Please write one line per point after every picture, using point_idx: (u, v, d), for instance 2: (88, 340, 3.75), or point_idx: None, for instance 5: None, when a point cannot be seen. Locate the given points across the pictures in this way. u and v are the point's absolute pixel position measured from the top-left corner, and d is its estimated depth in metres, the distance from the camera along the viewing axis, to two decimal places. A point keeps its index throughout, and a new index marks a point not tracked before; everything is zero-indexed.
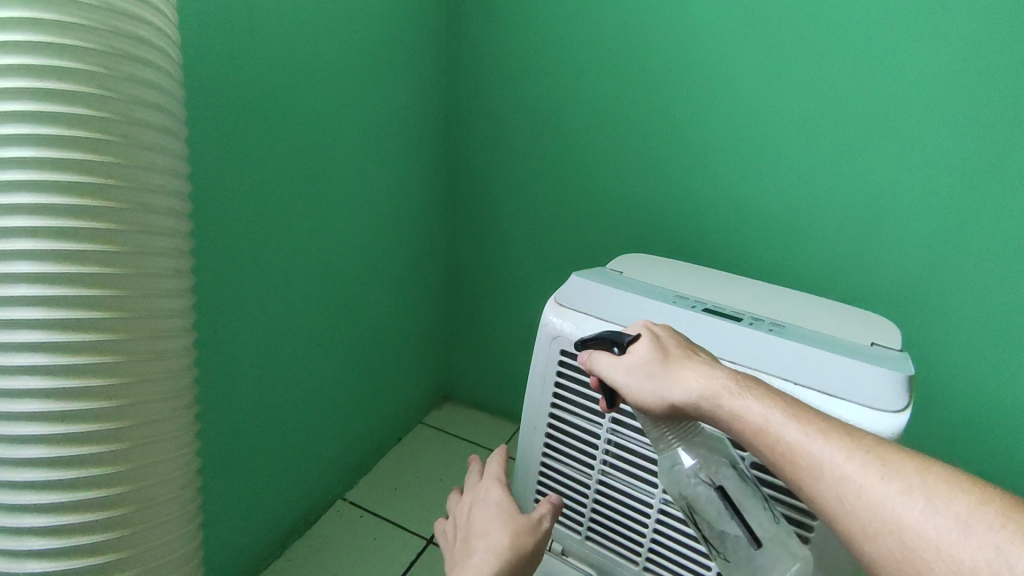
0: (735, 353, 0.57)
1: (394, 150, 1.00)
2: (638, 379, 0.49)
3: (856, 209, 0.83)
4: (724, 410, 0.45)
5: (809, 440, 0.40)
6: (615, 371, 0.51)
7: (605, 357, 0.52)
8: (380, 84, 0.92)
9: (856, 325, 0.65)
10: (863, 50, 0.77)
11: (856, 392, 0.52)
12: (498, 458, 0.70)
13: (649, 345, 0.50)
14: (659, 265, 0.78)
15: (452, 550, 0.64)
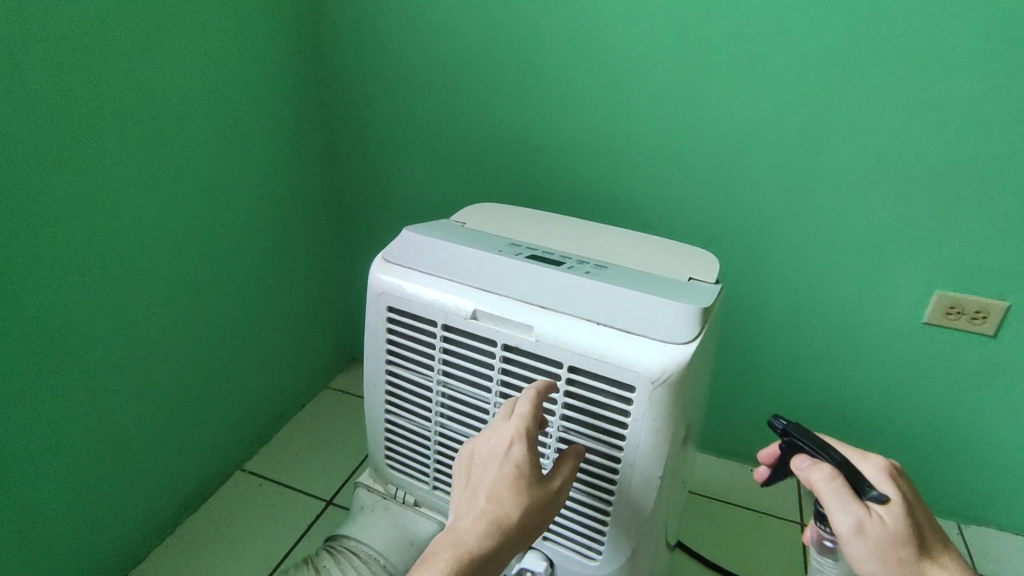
0: (547, 298, 0.58)
1: (243, 106, 0.98)
2: (875, 545, 0.50)
3: (710, 154, 0.90)
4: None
5: None
6: (849, 521, 0.51)
7: (848, 500, 0.51)
8: (218, 42, 0.91)
9: (678, 261, 0.67)
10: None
11: (651, 328, 0.54)
12: (537, 396, 0.54)
13: (907, 517, 0.51)
14: (504, 212, 0.78)
15: (457, 484, 0.54)
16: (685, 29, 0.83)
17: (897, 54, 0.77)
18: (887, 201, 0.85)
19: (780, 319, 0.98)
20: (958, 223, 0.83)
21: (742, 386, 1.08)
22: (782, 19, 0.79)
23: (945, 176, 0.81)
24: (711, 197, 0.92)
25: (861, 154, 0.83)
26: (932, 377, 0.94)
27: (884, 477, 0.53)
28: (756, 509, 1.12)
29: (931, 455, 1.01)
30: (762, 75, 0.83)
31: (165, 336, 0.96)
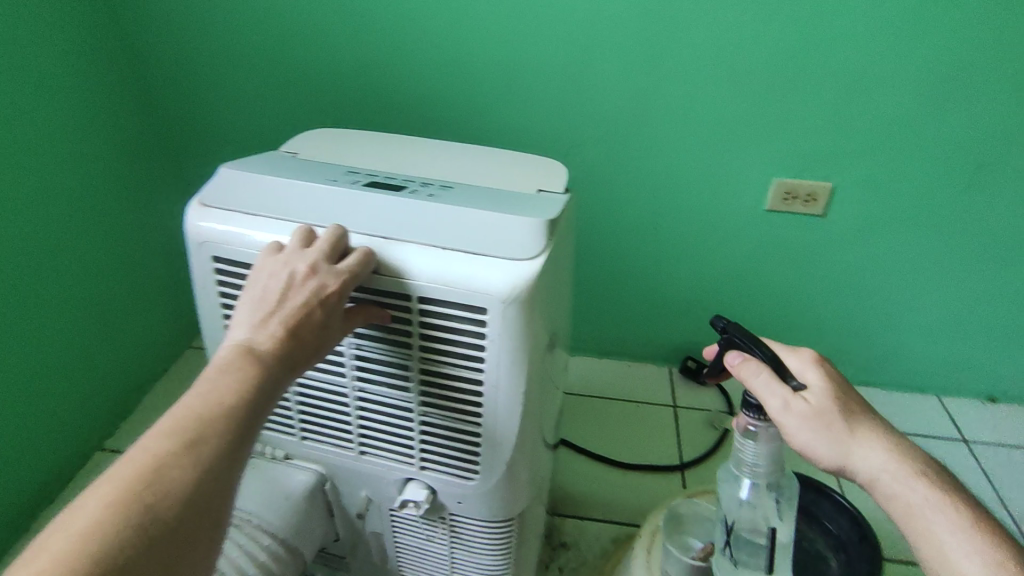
0: (388, 226, 0.54)
1: (15, 30, 0.80)
2: (804, 422, 0.53)
3: (560, 61, 0.92)
4: (847, 460, 0.53)
5: (937, 508, 0.51)
6: (776, 401, 0.54)
7: (775, 385, 0.54)
8: None
9: (526, 174, 0.65)
10: None
11: (498, 247, 0.52)
12: (364, 265, 0.51)
13: (828, 396, 0.54)
14: (340, 137, 0.71)
15: (245, 297, 0.50)
16: None
17: None
18: (713, 96, 0.95)
19: (636, 215, 1.08)
20: (769, 110, 0.96)
21: (609, 280, 1.18)
22: None
23: (759, 69, 0.92)
24: (566, 106, 0.96)
25: (690, 54, 0.91)
26: (761, 248, 1.11)
27: (808, 363, 0.56)
28: (636, 399, 1.24)
29: (764, 313, 1.20)
30: None
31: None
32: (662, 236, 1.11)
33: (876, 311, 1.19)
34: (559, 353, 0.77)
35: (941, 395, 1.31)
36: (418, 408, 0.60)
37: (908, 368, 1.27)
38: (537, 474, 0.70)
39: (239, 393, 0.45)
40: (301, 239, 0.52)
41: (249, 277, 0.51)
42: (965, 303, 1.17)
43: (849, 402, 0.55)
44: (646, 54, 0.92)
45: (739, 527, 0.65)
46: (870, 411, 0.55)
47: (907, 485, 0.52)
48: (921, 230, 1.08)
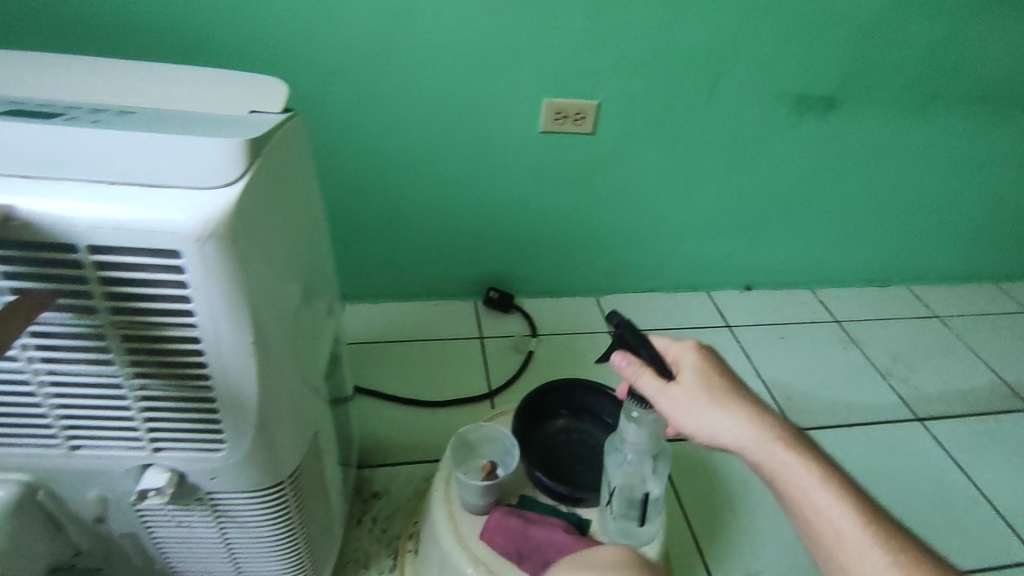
0: (32, 163, 0.43)
1: None
2: (675, 404, 0.58)
3: None
4: (719, 435, 0.57)
5: (796, 470, 0.53)
6: (652, 388, 0.59)
7: (649, 376, 0.59)
8: None
9: (236, 94, 0.56)
10: None
11: (184, 176, 0.44)
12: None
13: (699, 378, 0.58)
14: None
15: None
16: None
17: None
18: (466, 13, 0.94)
19: (412, 143, 1.06)
20: (523, 28, 0.97)
21: (398, 215, 1.15)
22: None
23: None
24: (315, 22, 0.91)
25: None
26: (539, 170, 1.15)
27: (688, 350, 0.60)
28: (442, 336, 1.24)
29: (551, 234, 1.26)
30: None
31: None
32: (441, 165, 1.10)
33: (646, 221, 1.29)
34: (318, 298, 0.71)
35: (710, 291, 1.48)
36: (131, 385, 0.50)
37: (679, 273, 1.42)
38: (305, 431, 0.64)
39: None
40: None
41: None
42: (719, 205, 1.31)
43: (720, 382, 0.58)
44: None
45: (623, 492, 0.70)
46: (742, 389, 0.59)
47: (769, 452, 0.54)
48: (676, 138, 1.17)
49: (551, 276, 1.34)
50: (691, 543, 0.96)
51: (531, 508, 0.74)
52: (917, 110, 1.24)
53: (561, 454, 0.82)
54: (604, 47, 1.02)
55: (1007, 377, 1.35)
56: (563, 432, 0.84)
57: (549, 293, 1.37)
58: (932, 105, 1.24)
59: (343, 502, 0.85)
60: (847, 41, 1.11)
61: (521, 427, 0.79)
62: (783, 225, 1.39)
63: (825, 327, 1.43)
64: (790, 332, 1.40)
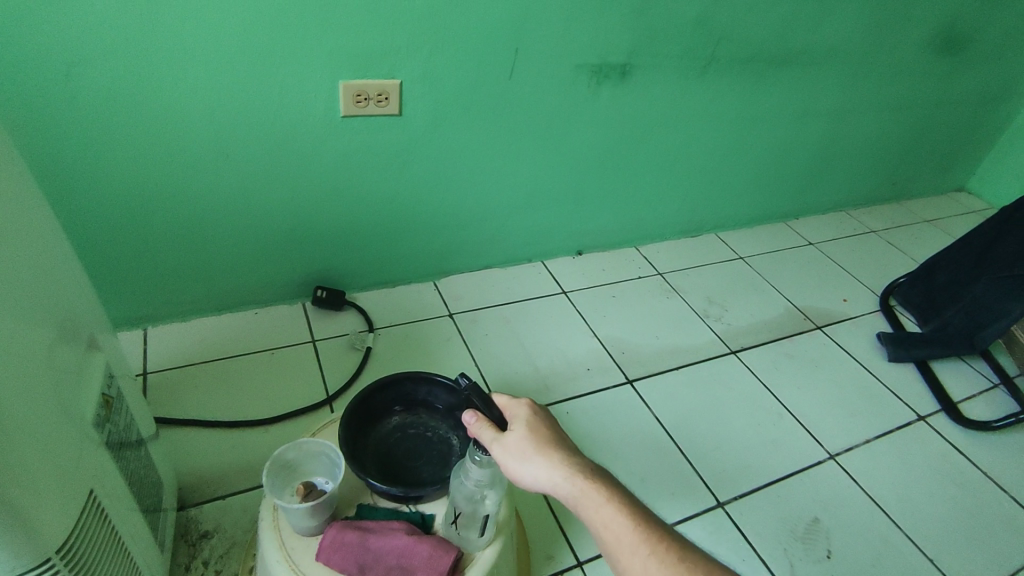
0: None
1: None
2: (505, 451, 0.59)
3: None
4: (537, 480, 0.58)
5: (593, 498, 0.55)
6: (489, 437, 0.61)
7: (488, 428, 0.61)
8: None
9: None
10: None
11: None
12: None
13: (529, 427, 0.60)
14: None
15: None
16: None
17: None
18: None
19: (194, 143, 0.94)
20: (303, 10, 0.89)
21: (194, 223, 1.03)
22: None
23: None
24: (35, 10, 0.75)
25: None
26: (347, 159, 1.08)
27: (523, 407, 0.63)
28: (268, 347, 1.14)
29: (374, 225, 1.20)
30: None
31: None
32: (235, 163, 0.99)
33: (470, 200, 1.28)
34: (76, 333, 0.60)
35: (544, 260, 1.52)
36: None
37: (512, 247, 1.44)
38: (76, 490, 0.55)
39: None
40: None
41: None
42: (538, 177, 1.33)
43: (547, 434, 0.60)
44: None
45: (465, 519, 0.66)
46: (567, 442, 0.60)
47: (577, 491, 0.56)
48: (486, 115, 1.16)
49: (382, 267, 1.29)
50: (545, 504, 0.97)
51: (371, 516, 0.68)
52: (698, 73, 1.35)
53: (397, 453, 0.77)
54: (396, 24, 0.97)
55: (799, 304, 1.54)
56: (398, 430, 0.80)
57: (383, 284, 1.32)
58: (710, 69, 1.35)
59: (159, 552, 0.75)
60: (630, 11, 1.16)
61: (351, 436, 0.73)
62: (600, 190, 1.45)
63: (650, 281, 1.54)
64: (620, 291, 1.48)
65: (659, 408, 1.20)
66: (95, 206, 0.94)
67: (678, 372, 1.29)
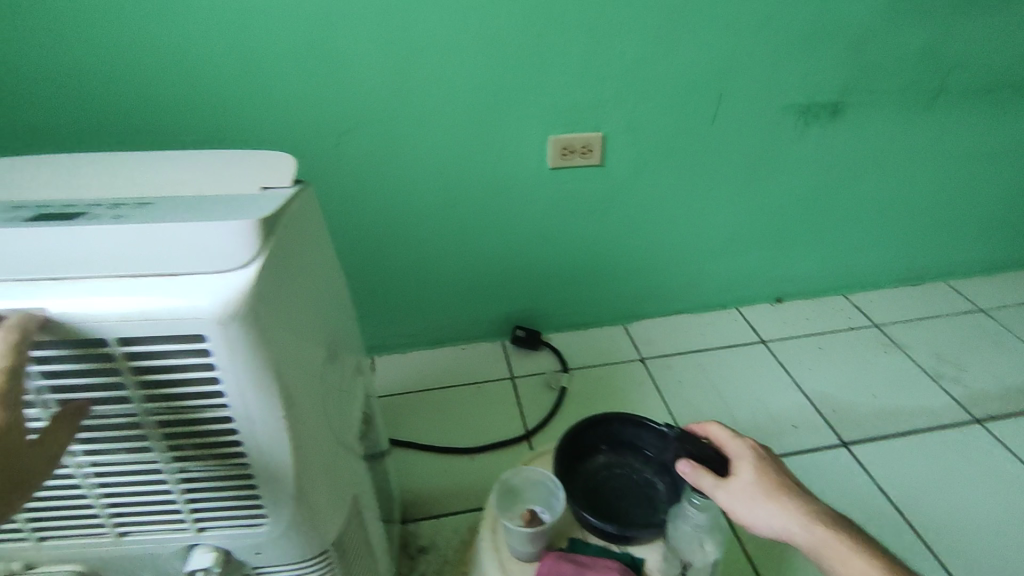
0: (56, 260, 0.44)
1: None
2: (731, 497, 0.58)
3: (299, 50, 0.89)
4: (772, 529, 0.55)
5: (840, 548, 0.51)
6: (710, 484, 0.59)
7: (706, 474, 0.60)
8: None
9: (246, 171, 0.57)
10: None
11: (199, 260, 0.45)
12: (19, 347, 0.40)
13: (753, 471, 0.58)
14: (12, 168, 0.58)
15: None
16: None
17: None
18: (467, 67, 0.96)
19: (425, 196, 1.08)
20: (524, 75, 0.99)
21: (419, 266, 1.17)
22: None
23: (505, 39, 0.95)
24: (321, 95, 0.93)
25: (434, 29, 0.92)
26: (552, 207, 1.15)
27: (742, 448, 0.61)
28: (474, 380, 1.24)
29: (573, 268, 1.26)
30: None
31: None
32: (457, 212, 1.12)
33: (664, 245, 1.28)
34: (346, 358, 0.71)
35: (739, 307, 1.46)
36: (173, 470, 0.51)
37: (705, 292, 1.40)
38: (346, 493, 0.64)
39: None
40: None
41: None
42: (736, 221, 1.29)
43: (774, 477, 0.58)
44: (392, 34, 0.90)
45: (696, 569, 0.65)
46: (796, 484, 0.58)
47: (820, 543, 0.52)
48: (686, 160, 1.17)
49: (576, 309, 1.34)
50: (749, 566, 0.91)
51: (583, 551, 0.70)
52: (925, 105, 1.22)
53: (605, 491, 0.79)
54: (604, 80, 1.03)
55: None
56: (605, 469, 0.81)
57: (576, 326, 1.37)
58: (939, 100, 1.22)
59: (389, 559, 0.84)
60: (846, 46, 1.10)
61: (563, 468, 0.77)
62: (804, 233, 1.36)
63: (864, 332, 1.39)
64: (828, 342, 1.36)
65: (883, 476, 1.06)
66: (345, 252, 1.11)
67: (902, 437, 1.14)
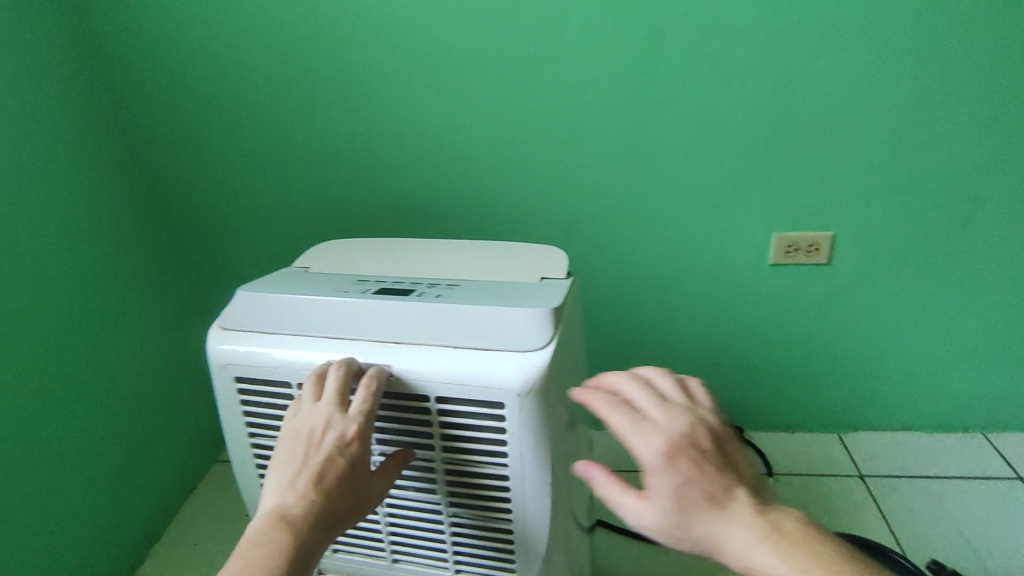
0: (398, 327, 0.56)
1: (73, 186, 0.93)
2: None
3: (549, 154, 1.01)
4: None
5: None
6: None
7: None
8: (37, 137, 0.87)
9: (527, 262, 0.67)
10: (507, 32, 0.93)
11: (505, 338, 0.53)
12: (375, 396, 0.53)
13: None
14: (349, 247, 0.75)
15: (275, 460, 0.53)
16: (503, 49, 0.94)
17: (678, 45, 0.92)
18: (699, 169, 1.02)
19: (644, 286, 1.13)
20: (755, 177, 1.02)
21: (627, 349, 1.21)
22: (574, 31, 0.92)
23: (739, 145, 0.99)
24: (560, 193, 1.04)
25: (671, 138, 0.99)
26: (770, 305, 1.14)
27: None
28: None
29: (784, 366, 1.21)
30: (575, 81, 0.96)
31: (13, 458, 0.85)
32: (671, 302, 1.15)
33: (894, 352, 1.18)
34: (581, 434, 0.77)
35: (987, 433, 1.26)
36: (448, 512, 0.59)
37: (941, 411, 1.25)
38: (575, 564, 0.68)
39: (271, 566, 0.47)
40: (315, 386, 0.54)
41: (280, 438, 0.54)
42: (985, 334, 1.15)
43: None
44: (632, 141, 1.00)
45: None
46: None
47: None
48: (925, 264, 1.09)
49: (785, 410, 1.27)
50: None
51: None
52: None
53: None
54: (838, 182, 1.02)
55: None
56: None
57: (782, 428, 1.29)
58: None
59: None
60: None
61: None
62: None
63: None
64: None
65: None
66: None
67: None
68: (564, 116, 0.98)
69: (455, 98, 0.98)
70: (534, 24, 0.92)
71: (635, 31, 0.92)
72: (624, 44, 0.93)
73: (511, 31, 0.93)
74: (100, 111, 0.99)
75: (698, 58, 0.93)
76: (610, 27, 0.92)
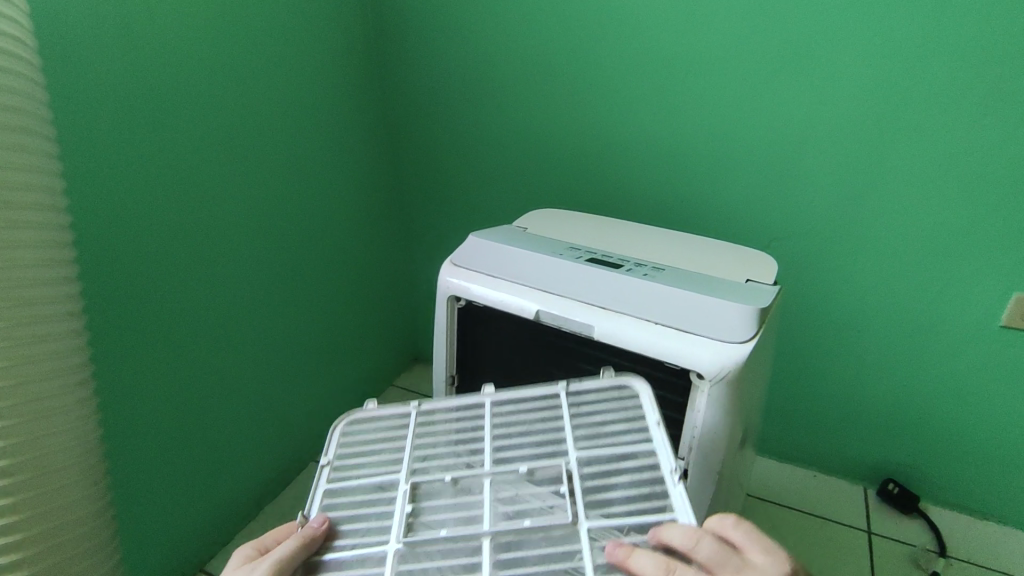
0: (608, 296, 0.62)
1: (333, 128, 1.10)
2: None
3: (767, 165, 0.97)
4: None
5: None
6: None
7: None
8: (314, 83, 1.04)
9: (735, 264, 0.68)
10: (747, 36, 0.90)
11: (708, 327, 0.57)
12: None
13: None
14: (563, 218, 0.81)
15: None
16: (741, 51, 0.91)
17: (947, 66, 0.82)
18: (937, 209, 0.91)
19: (841, 321, 1.05)
20: (1016, 225, 0.88)
21: (802, 383, 1.15)
22: (824, 42, 0.86)
23: (1002, 187, 0.86)
24: (773, 206, 0.99)
25: (914, 170, 0.90)
26: (992, 372, 1.00)
27: None
28: (822, 514, 1.16)
29: (991, 444, 1.06)
30: (812, 96, 0.90)
31: (262, 340, 1.05)
32: (867, 343, 1.06)
33: None
34: (750, 446, 0.74)
35: None
36: (576, 443, 0.53)
37: None
38: None
39: None
40: None
41: None
42: None
43: None
44: (866, 166, 0.92)
45: None
46: None
47: None
48: None
49: (979, 491, 1.11)
50: None
51: None
52: None
53: None
54: None
55: None
56: None
57: (973, 510, 1.14)
58: None
59: None
60: None
61: None
62: None
63: None
64: None
65: None
66: None
67: None
68: (793, 125, 0.93)
69: (680, 92, 0.97)
70: (780, 29, 0.88)
71: (898, 46, 0.83)
72: (881, 60, 0.85)
73: (752, 36, 0.89)
74: (368, 69, 1.16)
75: (971, 85, 0.82)
76: (868, 39, 0.84)
